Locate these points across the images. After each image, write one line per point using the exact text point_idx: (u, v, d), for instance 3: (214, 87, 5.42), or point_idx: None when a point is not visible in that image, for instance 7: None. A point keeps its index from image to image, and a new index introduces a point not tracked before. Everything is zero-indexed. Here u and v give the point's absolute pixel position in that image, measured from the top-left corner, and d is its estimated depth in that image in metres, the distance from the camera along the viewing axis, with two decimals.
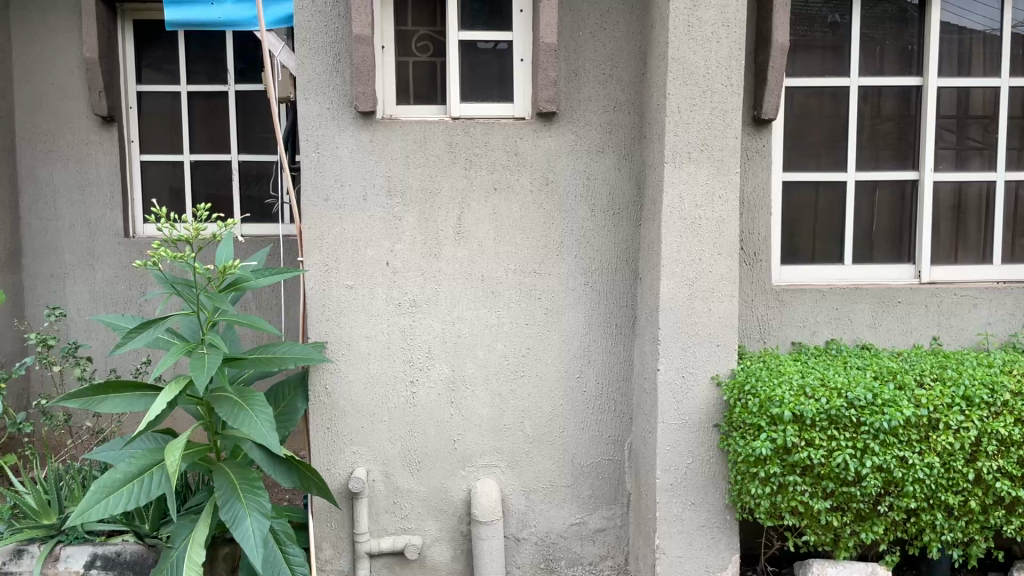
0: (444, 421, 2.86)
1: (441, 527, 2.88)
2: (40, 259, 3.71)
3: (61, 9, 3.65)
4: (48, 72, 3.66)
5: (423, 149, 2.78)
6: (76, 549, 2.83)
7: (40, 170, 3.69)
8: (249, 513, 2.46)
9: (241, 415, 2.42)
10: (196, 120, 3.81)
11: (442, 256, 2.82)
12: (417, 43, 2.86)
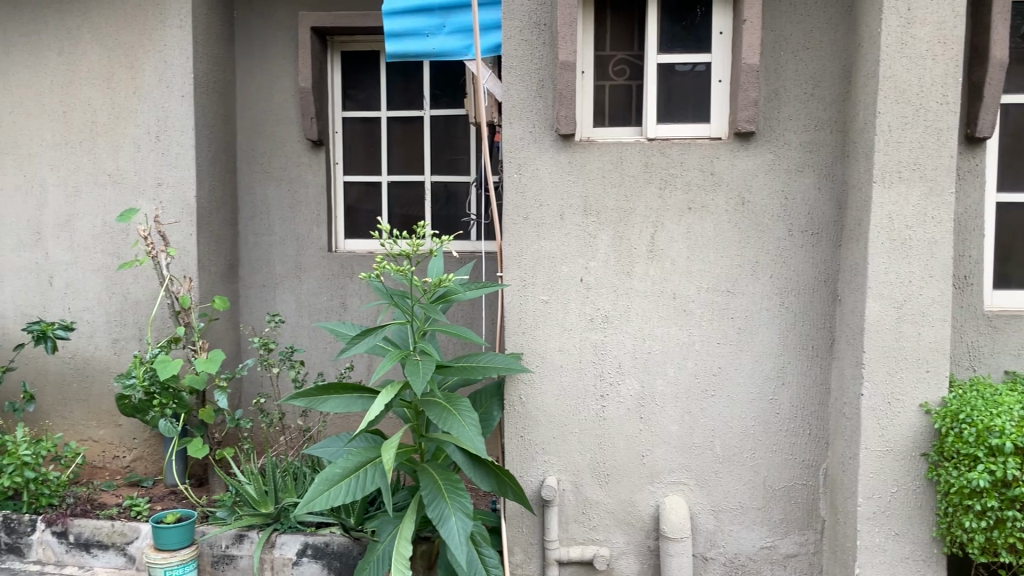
0: (633, 436, 2.89)
1: (628, 540, 2.91)
2: (254, 271, 4.07)
3: (276, 43, 3.97)
4: (265, 100, 4.00)
5: (620, 169, 2.83)
6: (290, 537, 3.07)
7: (257, 190, 4.05)
8: (453, 512, 2.59)
9: (447, 417, 2.58)
10: (394, 144, 4.08)
11: (635, 274, 2.85)
12: (614, 67, 2.93)
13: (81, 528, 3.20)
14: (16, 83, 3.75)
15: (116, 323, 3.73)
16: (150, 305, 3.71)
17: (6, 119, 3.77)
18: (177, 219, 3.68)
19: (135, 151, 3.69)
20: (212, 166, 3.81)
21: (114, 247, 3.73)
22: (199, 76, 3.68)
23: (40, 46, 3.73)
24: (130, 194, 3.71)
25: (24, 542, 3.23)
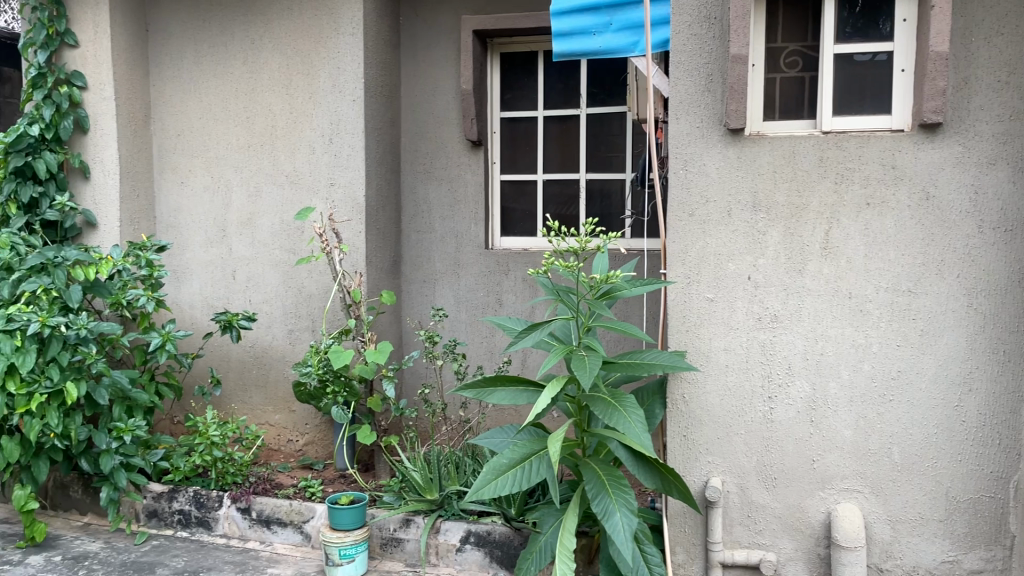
0: (803, 440, 2.80)
1: (796, 546, 2.83)
2: (416, 267, 4.23)
3: (439, 47, 4.10)
4: (428, 102, 4.14)
5: (792, 163, 2.75)
6: (454, 524, 3.18)
7: (419, 189, 4.20)
8: (619, 508, 2.57)
9: (613, 413, 2.57)
10: (550, 142, 4.11)
11: (807, 272, 2.76)
12: (786, 59, 2.84)
13: (263, 506, 3.43)
14: (205, 91, 4.05)
15: (292, 315, 3.98)
16: (323, 299, 3.93)
17: (196, 125, 4.08)
18: (349, 217, 3.88)
19: (310, 153, 3.92)
20: (380, 167, 3.99)
21: (290, 243, 3.97)
22: (369, 81, 3.86)
23: (226, 56, 4.01)
24: (305, 193, 3.94)
25: (212, 516, 3.48)
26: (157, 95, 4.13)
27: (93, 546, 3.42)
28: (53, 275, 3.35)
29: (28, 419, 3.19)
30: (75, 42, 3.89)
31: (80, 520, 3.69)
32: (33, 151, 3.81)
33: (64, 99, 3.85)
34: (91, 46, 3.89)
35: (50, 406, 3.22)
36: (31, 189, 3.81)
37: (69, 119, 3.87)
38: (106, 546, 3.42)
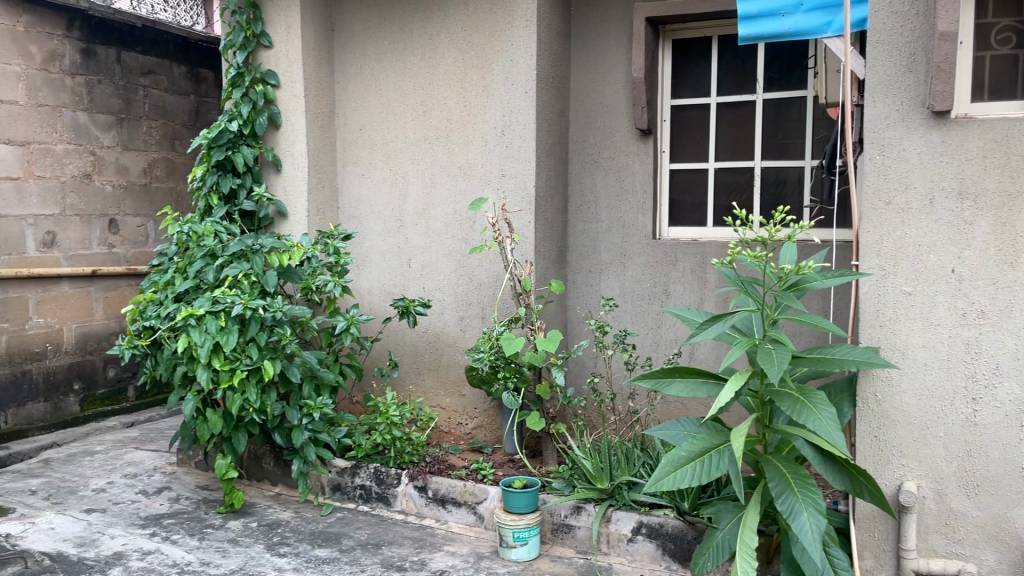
0: (1011, 445, 2.60)
1: (1000, 559, 2.64)
2: (582, 256, 4.24)
3: (610, 36, 4.08)
4: (597, 91, 4.14)
5: (1006, 147, 2.55)
6: (625, 514, 3.16)
7: (587, 179, 4.21)
8: (806, 507, 2.48)
9: (802, 410, 2.48)
10: (724, 130, 4.01)
11: (1020, 265, 2.55)
12: (997, 36, 2.65)
13: (438, 485, 3.56)
14: (385, 86, 4.23)
15: (463, 302, 4.09)
16: (493, 287, 4.02)
17: (376, 119, 4.27)
18: (520, 207, 3.94)
19: (483, 145, 4.01)
20: (550, 156, 4.02)
21: (463, 233, 4.09)
22: (541, 72, 3.90)
23: (405, 52, 4.17)
24: (478, 184, 4.04)
25: (391, 492, 3.67)
26: (340, 91, 4.36)
27: (284, 514, 3.68)
28: (252, 261, 3.65)
29: (230, 393, 3.45)
30: (269, 42, 4.16)
31: (272, 489, 3.98)
32: (233, 146, 4.14)
33: (259, 97, 4.15)
34: (283, 46, 4.15)
35: (249, 382, 3.46)
36: (231, 181, 4.14)
37: (264, 115, 4.16)
38: (296, 515, 3.68)
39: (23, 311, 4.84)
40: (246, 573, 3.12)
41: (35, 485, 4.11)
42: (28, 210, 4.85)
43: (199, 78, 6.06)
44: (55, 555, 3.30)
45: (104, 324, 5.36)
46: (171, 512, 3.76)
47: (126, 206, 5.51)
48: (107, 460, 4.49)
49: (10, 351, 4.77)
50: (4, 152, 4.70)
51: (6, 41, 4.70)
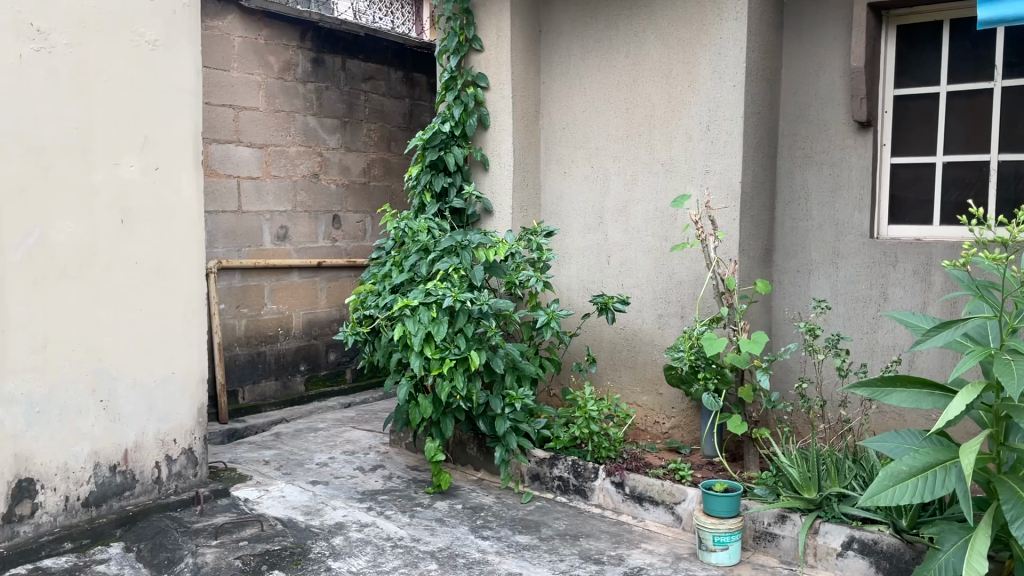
0: None
1: None
2: (790, 256, 4.07)
3: (826, 24, 3.89)
4: (811, 83, 3.95)
5: None
6: (835, 527, 3.02)
7: (797, 175, 4.03)
8: None
9: None
10: (955, 121, 3.69)
11: None
12: None
13: (636, 482, 3.57)
14: (590, 85, 4.28)
15: (663, 300, 4.06)
16: (693, 286, 3.95)
17: (580, 117, 4.33)
18: (725, 204, 3.84)
19: (687, 141, 3.95)
20: (758, 151, 3.89)
21: (664, 230, 4.05)
22: (751, 65, 3.78)
23: (611, 51, 4.20)
24: (681, 181, 3.99)
25: (589, 485, 3.72)
26: (546, 91, 4.47)
27: (486, 499, 3.85)
28: (461, 257, 3.81)
29: (440, 380, 3.65)
30: (481, 46, 4.34)
31: (475, 474, 4.17)
32: (445, 147, 4.36)
33: (470, 99, 4.35)
34: (493, 50, 4.32)
35: (457, 370, 3.64)
36: (443, 180, 4.37)
37: (474, 116, 4.35)
38: (498, 501, 3.84)
39: (260, 298, 5.37)
40: (453, 552, 3.30)
41: (268, 455, 4.56)
42: (265, 206, 5.37)
43: (414, 82, 6.42)
44: (286, 521, 3.65)
45: (327, 312, 5.84)
46: (385, 489, 4.04)
47: (348, 203, 5.95)
48: (328, 436, 4.90)
49: (248, 333, 5.31)
50: (246, 154, 5.24)
51: (249, 53, 5.22)
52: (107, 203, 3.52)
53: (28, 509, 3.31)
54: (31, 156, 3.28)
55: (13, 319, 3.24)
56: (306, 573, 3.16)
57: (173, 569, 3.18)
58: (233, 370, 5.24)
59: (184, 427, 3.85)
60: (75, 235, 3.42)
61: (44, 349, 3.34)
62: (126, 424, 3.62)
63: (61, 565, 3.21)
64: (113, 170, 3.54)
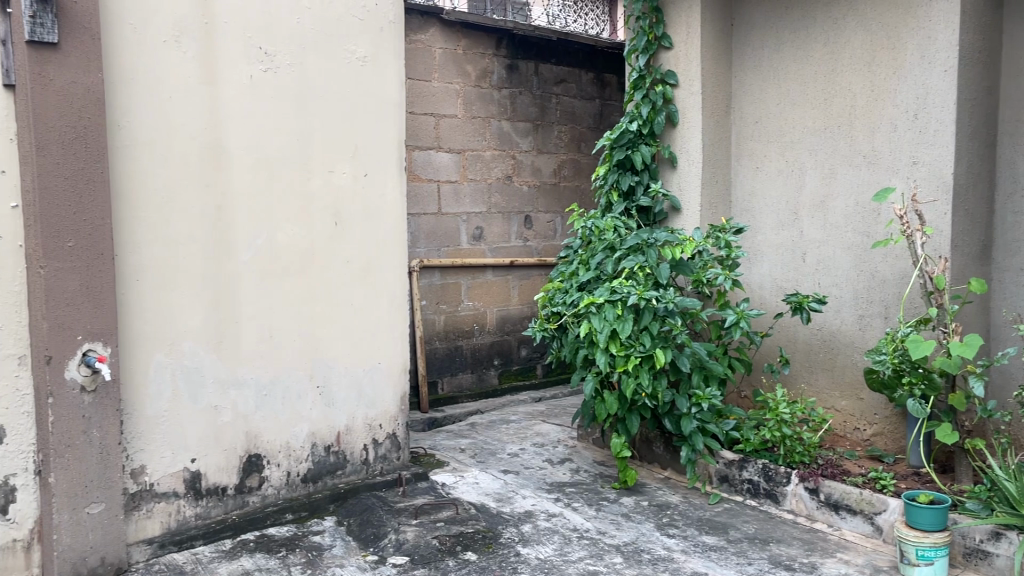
0: None
1: None
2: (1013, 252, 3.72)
3: None
4: None
5: None
6: None
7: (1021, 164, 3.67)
8: None
9: None
10: None
11: None
12: None
13: (831, 489, 3.43)
14: (784, 77, 4.15)
15: (863, 300, 3.86)
16: (899, 284, 3.71)
17: (774, 111, 4.21)
18: (935, 197, 3.59)
19: (892, 130, 3.73)
20: (975, 140, 3.58)
21: (865, 226, 3.84)
22: (966, 47, 3.49)
23: (808, 41, 4.04)
24: (884, 174, 3.77)
25: (780, 490, 3.62)
26: (738, 85, 4.38)
27: (672, 498, 3.85)
28: (647, 254, 3.84)
29: (625, 377, 3.70)
30: (671, 44, 4.34)
31: (662, 473, 4.17)
32: (632, 145, 4.43)
33: (659, 97, 4.35)
34: (683, 46, 4.29)
35: (642, 368, 3.68)
36: (630, 179, 4.42)
37: (663, 114, 4.35)
38: (684, 500, 3.83)
39: (457, 295, 5.66)
40: (638, 547, 3.34)
41: (464, 444, 4.81)
42: (463, 208, 5.66)
43: (604, 83, 6.48)
44: (479, 506, 3.84)
45: (519, 309, 6.04)
46: (573, 482, 4.15)
47: (540, 204, 6.13)
48: (520, 429, 5.08)
49: (446, 328, 5.62)
50: (446, 159, 5.54)
51: (449, 64, 5.52)
52: (323, 207, 3.88)
53: (257, 481, 3.72)
54: (260, 166, 3.66)
55: (244, 312, 3.63)
56: (497, 556, 3.33)
57: (378, 543, 3.47)
58: (433, 362, 5.56)
59: (388, 413, 4.17)
60: (295, 236, 3.79)
61: (270, 340, 3.72)
62: (339, 408, 3.98)
63: (283, 533, 3.61)
64: (328, 177, 3.89)
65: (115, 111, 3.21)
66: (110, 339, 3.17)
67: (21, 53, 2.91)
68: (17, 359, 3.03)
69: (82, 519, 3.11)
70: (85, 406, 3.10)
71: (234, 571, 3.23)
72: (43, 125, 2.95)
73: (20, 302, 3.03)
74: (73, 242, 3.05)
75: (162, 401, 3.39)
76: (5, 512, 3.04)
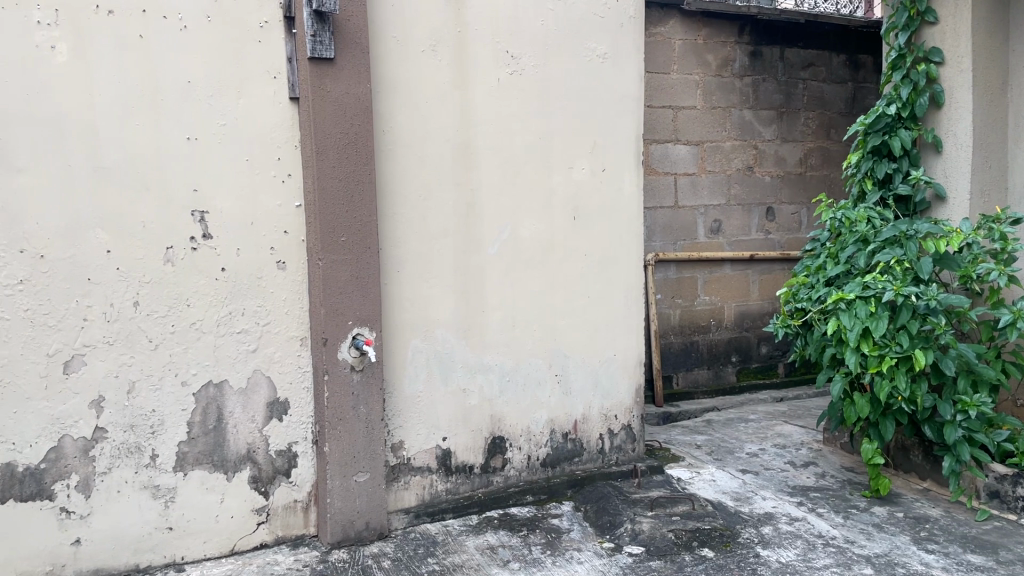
0: None
1: None
2: None
3: None
4: None
5: None
6: None
7: None
8: None
9: None
10: None
11: None
12: None
13: None
14: None
15: None
16: None
17: None
18: None
19: None
20: None
21: None
22: None
23: None
24: None
25: None
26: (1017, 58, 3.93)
27: (933, 511, 3.55)
28: (906, 247, 3.56)
29: (879, 379, 3.48)
30: (935, 18, 3.97)
31: (919, 484, 3.86)
32: (890, 130, 4.11)
33: (921, 76, 4.00)
34: (951, 20, 3.92)
35: (898, 370, 3.45)
36: (886, 166, 4.11)
37: (925, 95, 4.00)
38: (946, 514, 3.52)
39: (694, 289, 5.58)
40: (892, 560, 3.13)
41: (700, 440, 4.74)
42: (701, 200, 5.57)
43: (858, 64, 6.08)
44: (717, 503, 3.78)
45: (759, 304, 5.84)
46: (817, 487, 3.95)
47: (783, 195, 5.88)
48: (760, 428, 4.92)
49: (682, 323, 5.56)
50: (684, 151, 5.48)
51: (689, 54, 5.44)
52: (563, 203, 4.01)
53: (501, 462, 3.92)
54: (506, 163, 3.85)
55: (490, 302, 3.84)
56: (735, 555, 3.27)
57: (615, 531, 3.53)
58: (668, 356, 5.53)
59: (624, 405, 4.23)
60: (537, 230, 3.94)
61: (513, 330, 3.91)
62: (576, 397, 4.09)
63: (525, 514, 3.80)
64: (568, 173, 4.01)
65: (381, 117, 3.53)
66: (375, 325, 3.49)
67: (304, 69, 3.29)
68: (299, 340, 3.44)
69: (351, 485, 3.47)
70: (354, 384, 3.45)
71: (480, 546, 3.45)
72: (322, 133, 3.31)
73: (302, 290, 3.43)
74: (346, 237, 3.39)
75: (418, 383, 3.68)
76: (288, 475, 3.46)
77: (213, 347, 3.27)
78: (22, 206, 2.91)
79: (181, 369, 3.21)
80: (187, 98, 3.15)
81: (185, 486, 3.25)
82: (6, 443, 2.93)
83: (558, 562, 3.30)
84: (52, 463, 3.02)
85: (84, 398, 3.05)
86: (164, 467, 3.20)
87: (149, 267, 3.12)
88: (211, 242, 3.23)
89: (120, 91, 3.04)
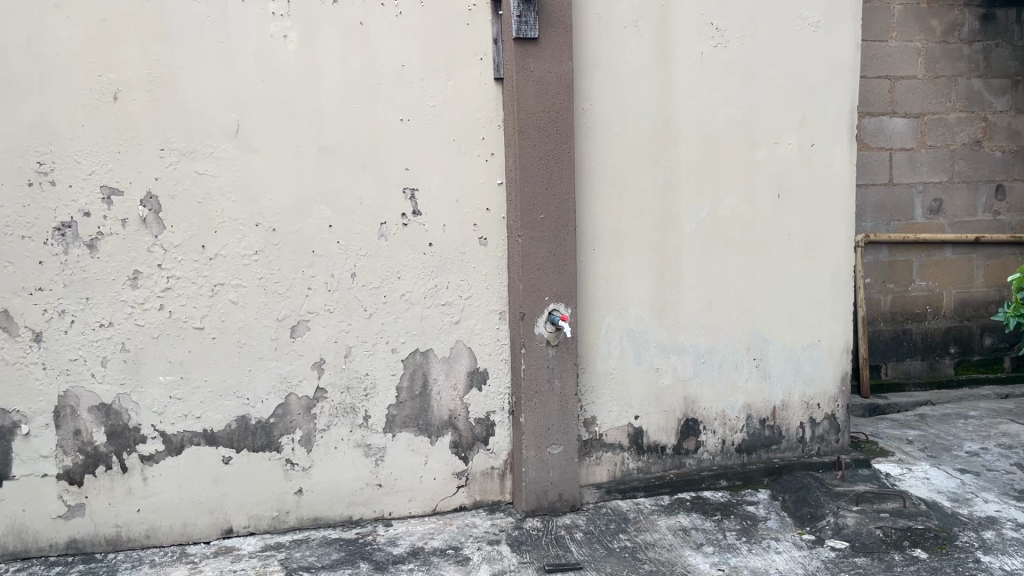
0: None
1: None
2: None
3: None
4: None
5: None
6: None
7: None
8: None
9: None
10: None
11: None
12: None
13: None
14: None
15: None
16: None
17: None
18: None
19: None
20: None
21: None
22: None
23: None
24: None
25: None
26: None
27: None
28: None
29: None
30: None
31: None
32: None
33: None
34: None
35: None
36: None
37: None
38: None
39: (908, 273, 5.20)
40: None
41: (911, 435, 4.42)
42: (919, 177, 5.16)
43: None
44: (931, 503, 3.52)
45: (983, 292, 5.34)
46: None
47: (1016, 172, 5.32)
48: (981, 427, 4.51)
49: (893, 309, 5.20)
50: (901, 125, 5.10)
51: (910, 20, 5.04)
52: (767, 180, 3.86)
53: (694, 445, 3.86)
54: (707, 140, 3.76)
55: (687, 281, 3.78)
56: (952, 559, 3.06)
57: (815, 524, 3.39)
58: (875, 345, 5.20)
59: (828, 393, 4.03)
60: (737, 209, 3.83)
61: (710, 310, 3.82)
62: (776, 382, 3.94)
63: (718, 499, 3.73)
64: (773, 148, 3.85)
65: (581, 95, 3.55)
66: (571, 301, 3.54)
67: (510, 49, 3.37)
68: (499, 314, 3.55)
69: (545, 457, 3.55)
70: (550, 358, 3.52)
71: (673, 526, 3.43)
72: (525, 112, 3.38)
73: (502, 266, 3.54)
74: (545, 215, 3.45)
75: (612, 360, 3.70)
76: (486, 443, 3.60)
77: (421, 318, 3.45)
78: (259, 183, 3.20)
79: (392, 337, 3.42)
80: (401, 81, 3.33)
81: (394, 447, 3.47)
82: (241, 398, 3.26)
83: (754, 549, 3.21)
84: (280, 418, 3.32)
85: (307, 360, 3.33)
86: (375, 428, 3.43)
87: (366, 241, 3.34)
88: (421, 218, 3.41)
89: (343, 76, 3.26)
